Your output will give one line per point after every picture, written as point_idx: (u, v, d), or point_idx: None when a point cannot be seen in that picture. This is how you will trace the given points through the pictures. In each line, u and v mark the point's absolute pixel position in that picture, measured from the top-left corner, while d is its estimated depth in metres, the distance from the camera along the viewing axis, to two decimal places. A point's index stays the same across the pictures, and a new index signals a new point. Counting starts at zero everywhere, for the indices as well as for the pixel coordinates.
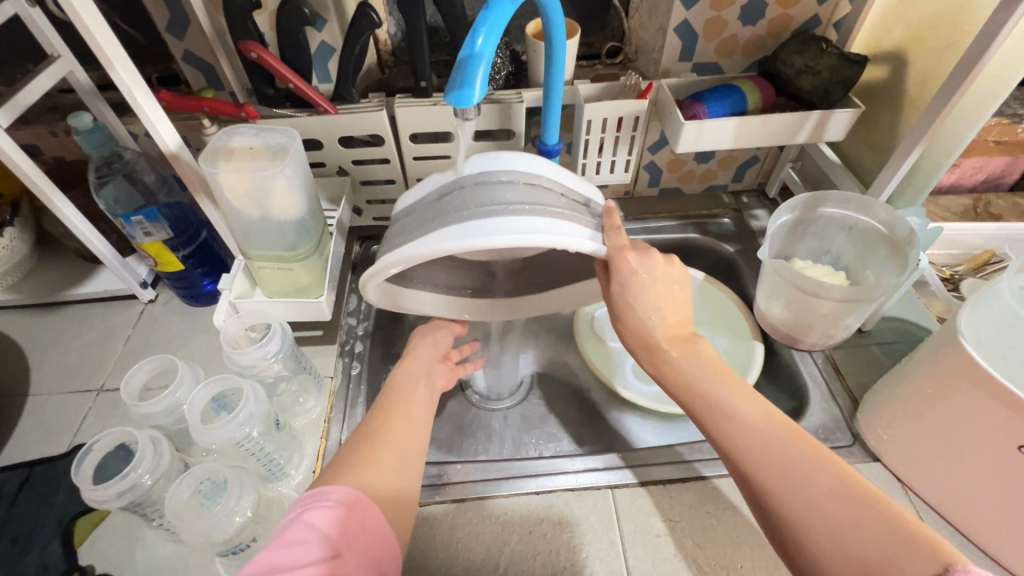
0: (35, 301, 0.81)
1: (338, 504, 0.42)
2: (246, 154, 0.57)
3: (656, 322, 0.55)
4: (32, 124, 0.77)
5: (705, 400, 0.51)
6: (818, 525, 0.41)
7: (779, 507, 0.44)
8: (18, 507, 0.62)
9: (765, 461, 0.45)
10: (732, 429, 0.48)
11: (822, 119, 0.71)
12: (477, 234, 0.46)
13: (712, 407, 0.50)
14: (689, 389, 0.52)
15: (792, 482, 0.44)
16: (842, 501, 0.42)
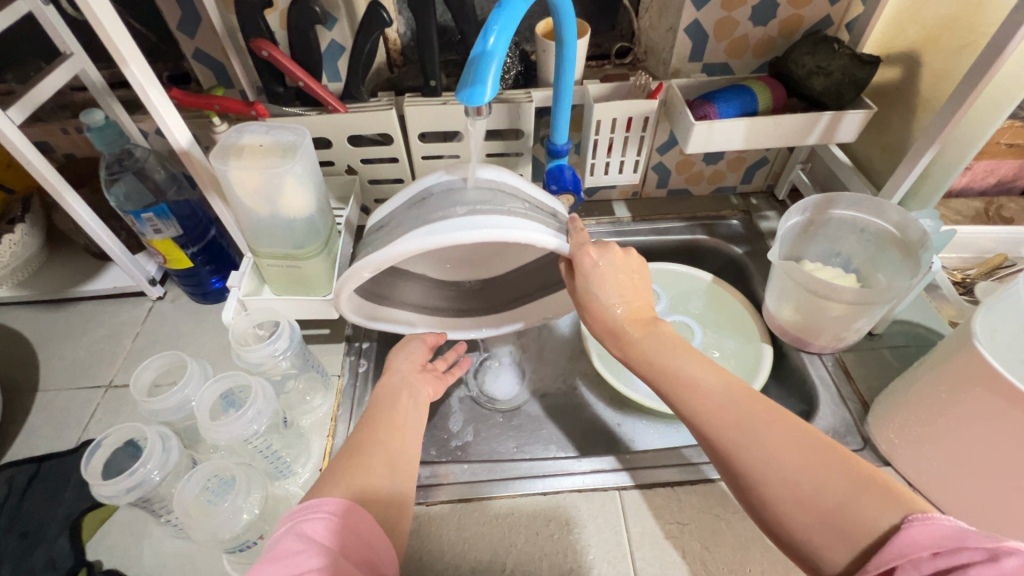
0: (45, 297, 0.82)
1: (329, 514, 0.41)
2: (257, 152, 0.57)
3: (618, 308, 0.55)
4: (44, 121, 0.77)
5: (666, 371, 0.51)
6: (779, 474, 0.42)
7: (740, 463, 0.44)
8: (26, 503, 0.62)
9: (724, 420, 0.46)
10: (693, 393, 0.49)
11: (833, 120, 0.70)
12: (445, 230, 0.48)
13: (672, 374, 0.51)
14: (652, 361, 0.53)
15: (751, 435, 0.44)
16: (801, 451, 0.42)
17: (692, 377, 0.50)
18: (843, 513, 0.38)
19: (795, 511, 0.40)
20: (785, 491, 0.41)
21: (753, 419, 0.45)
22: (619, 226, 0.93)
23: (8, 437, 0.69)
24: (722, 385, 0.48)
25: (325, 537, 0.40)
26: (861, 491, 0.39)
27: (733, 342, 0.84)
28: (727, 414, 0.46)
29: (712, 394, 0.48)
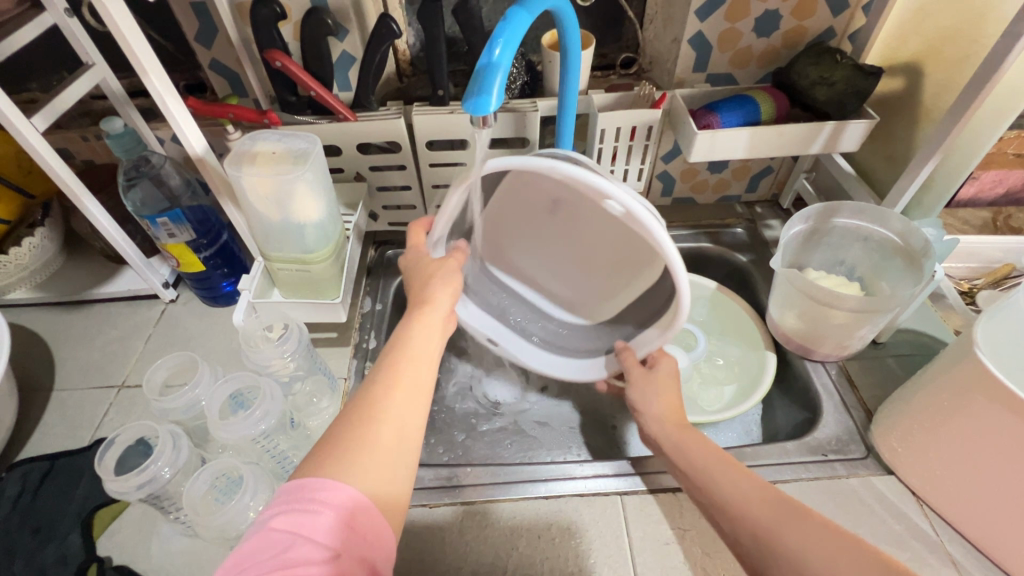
0: (62, 299, 0.84)
1: (331, 505, 0.37)
2: (269, 158, 0.59)
3: (660, 412, 0.59)
4: (65, 129, 0.80)
5: (704, 471, 0.51)
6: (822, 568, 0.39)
7: (773, 553, 0.42)
8: (39, 498, 0.64)
9: (764, 513, 0.45)
10: (731, 488, 0.48)
11: (836, 130, 0.71)
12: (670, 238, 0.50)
13: (709, 477, 0.50)
14: (691, 463, 0.53)
15: (790, 528, 0.43)
16: (842, 549, 0.40)
17: (730, 474, 0.49)
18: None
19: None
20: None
21: (793, 513, 0.44)
22: None
23: (24, 434, 0.70)
24: (759, 484, 0.47)
25: (327, 532, 0.36)
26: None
27: (737, 349, 0.85)
28: (767, 507, 0.45)
29: (750, 489, 0.47)
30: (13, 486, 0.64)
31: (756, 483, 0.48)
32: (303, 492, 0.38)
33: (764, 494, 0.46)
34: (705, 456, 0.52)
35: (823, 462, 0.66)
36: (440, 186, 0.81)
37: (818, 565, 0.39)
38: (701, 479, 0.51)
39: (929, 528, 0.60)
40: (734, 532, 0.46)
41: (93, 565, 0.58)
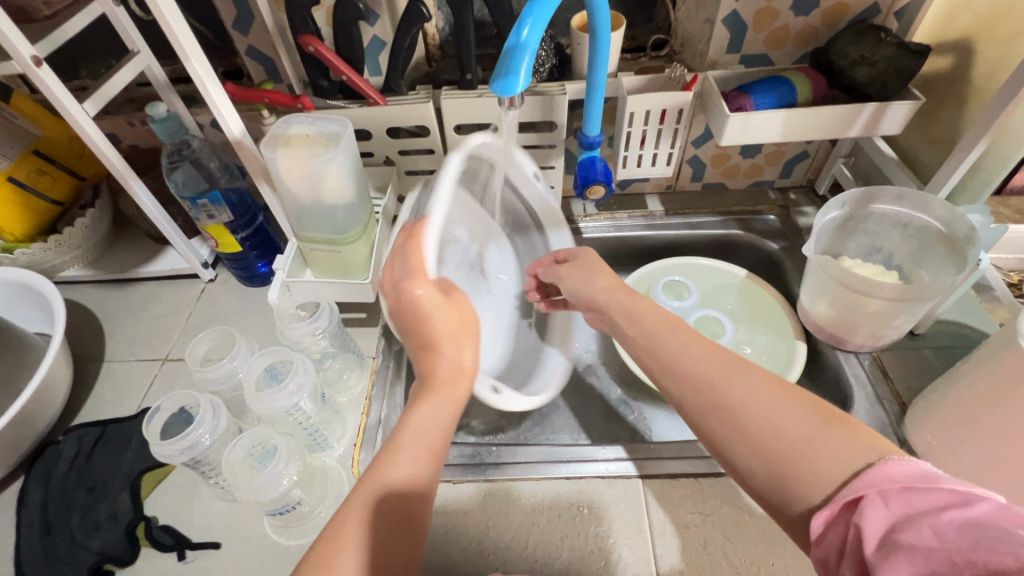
0: (111, 277, 0.89)
1: None
2: (302, 141, 0.60)
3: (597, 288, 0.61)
4: (112, 114, 0.84)
5: (653, 334, 0.53)
6: (754, 419, 0.42)
7: (726, 414, 0.43)
8: (92, 459, 0.68)
9: (712, 371, 0.46)
10: (680, 349, 0.49)
11: (877, 111, 0.68)
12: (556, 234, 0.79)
13: (660, 344, 0.51)
14: (641, 330, 0.54)
15: (732, 379, 0.45)
16: (791, 411, 0.41)
17: (677, 338, 0.50)
18: (813, 444, 0.39)
19: (759, 460, 0.41)
20: (762, 424, 0.41)
21: (735, 368, 0.46)
22: (650, 219, 0.94)
23: (78, 402, 0.75)
24: (709, 347, 0.48)
25: None
26: (832, 428, 0.39)
27: (765, 337, 0.83)
28: (710, 365, 0.47)
29: (696, 350, 0.49)
30: (70, 447, 0.69)
31: (700, 343, 0.49)
32: None
33: (708, 354, 0.48)
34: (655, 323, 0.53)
35: None
36: None
37: (750, 413, 0.42)
38: (650, 345, 0.52)
39: None
40: (673, 389, 0.48)
41: (141, 524, 0.62)
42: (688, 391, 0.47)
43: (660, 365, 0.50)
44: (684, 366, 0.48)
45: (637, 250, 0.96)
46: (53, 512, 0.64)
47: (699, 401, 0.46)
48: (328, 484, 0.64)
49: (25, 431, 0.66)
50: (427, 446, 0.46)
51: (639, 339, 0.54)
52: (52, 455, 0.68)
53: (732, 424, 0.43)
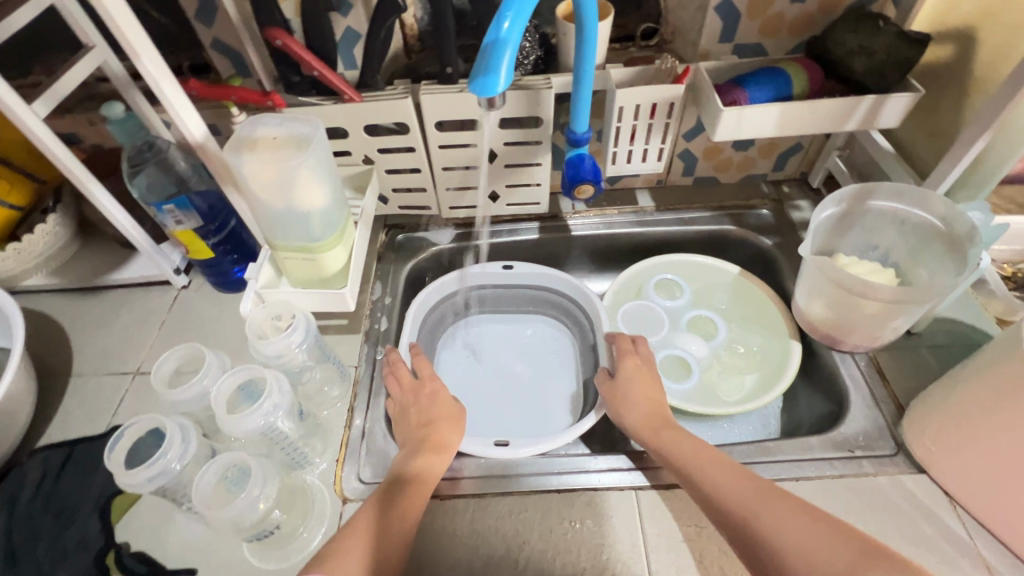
0: (78, 286, 0.85)
1: None
2: (270, 144, 0.56)
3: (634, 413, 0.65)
4: (72, 113, 0.79)
5: (689, 460, 0.57)
6: (785, 541, 0.46)
7: (770, 547, 0.47)
8: (59, 483, 0.65)
9: (750, 501, 0.50)
10: (718, 476, 0.54)
11: (876, 104, 0.65)
12: (560, 281, 0.86)
13: (697, 474, 0.55)
14: (676, 457, 0.58)
15: (768, 508, 0.49)
16: (830, 541, 0.45)
17: (712, 467, 0.55)
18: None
19: None
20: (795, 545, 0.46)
21: (770, 499, 0.50)
22: (641, 215, 0.92)
23: (43, 420, 0.72)
24: (744, 478, 0.53)
25: None
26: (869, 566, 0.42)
27: (761, 339, 0.82)
28: (744, 492, 0.51)
29: (733, 478, 0.53)
30: (35, 470, 0.65)
31: (738, 473, 0.53)
32: None
33: (744, 484, 0.52)
34: (689, 450, 0.57)
35: (849, 458, 0.63)
36: (451, 168, 0.80)
37: (790, 547, 0.46)
38: (688, 474, 0.56)
39: (963, 532, 0.57)
40: (719, 521, 0.52)
41: (111, 552, 0.59)
42: (734, 524, 0.50)
43: (704, 495, 0.54)
44: (722, 495, 0.52)
45: (627, 248, 0.94)
46: (18, 541, 0.60)
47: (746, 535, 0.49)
48: (310, 504, 0.61)
49: None
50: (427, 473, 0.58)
51: (677, 466, 0.57)
52: (16, 479, 0.65)
53: (766, 549, 0.47)
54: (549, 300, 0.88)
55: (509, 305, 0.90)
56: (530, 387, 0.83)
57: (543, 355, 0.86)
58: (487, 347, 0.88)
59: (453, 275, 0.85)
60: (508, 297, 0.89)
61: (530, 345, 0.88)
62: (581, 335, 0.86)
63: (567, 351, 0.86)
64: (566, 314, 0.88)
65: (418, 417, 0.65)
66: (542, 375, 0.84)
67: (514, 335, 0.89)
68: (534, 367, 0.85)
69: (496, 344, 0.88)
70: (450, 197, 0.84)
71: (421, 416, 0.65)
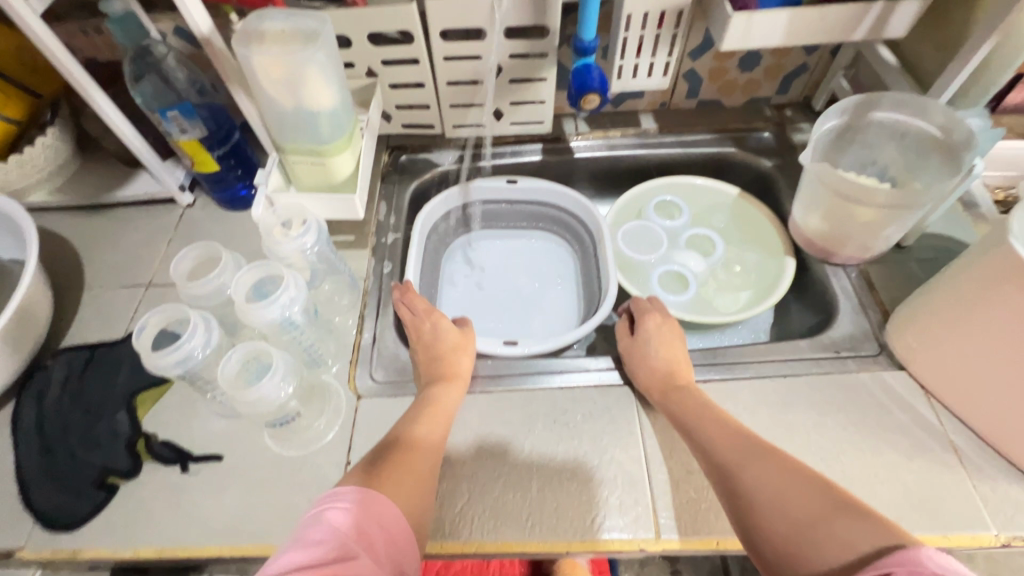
0: (82, 203, 0.85)
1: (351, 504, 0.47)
2: (277, 37, 0.55)
3: (658, 360, 0.66)
4: (63, 20, 0.76)
5: (688, 412, 0.60)
6: (767, 497, 0.50)
7: (751, 499, 0.51)
8: (84, 383, 0.67)
9: (739, 456, 0.54)
10: (713, 433, 0.57)
11: (885, 11, 0.65)
12: (564, 195, 0.87)
13: (692, 426, 0.58)
14: (675, 407, 0.61)
15: (755, 465, 0.53)
16: (807, 496, 0.49)
17: (708, 422, 0.58)
18: (826, 529, 0.45)
19: (773, 541, 0.48)
20: (775, 498, 0.50)
21: (760, 457, 0.53)
22: (644, 138, 0.92)
23: (62, 328, 0.74)
24: (736, 434, 0.56)
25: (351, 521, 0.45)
26: (840, 516, 0.46)
27: (756, 256, 0.84)
28: (736, 450, 0.55)
29: (726, 436, 0.56)
30: (60, 371, 0.68)
31: (734, 432, 0.56)
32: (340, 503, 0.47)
33: (735, 441, 0.55)
34: (691, 401, 0.61)
35: (835, 358, 0.67)
36: (455, 83, 0.79)
37: (768, 500, 0.50)
38: (684, 425, 0.59)
39: (935, 420, 0.62)
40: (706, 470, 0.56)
41: (140, 440, 0.62)
42: (720, 475, 0.54)
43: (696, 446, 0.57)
44: (716, 447, 0.56)
45: (629, 172, 0.94)
46: (50, 433, 0.64)
47: (729, 486, 0.53)
48: (327, 398, 0.65)
49: (11, 355, 0.64)
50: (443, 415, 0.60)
51: (673, 416, 0.60)
52: (41, 380, 0.67)
53: (747, 501, 0.51)
54: (553, 215, 0.90)
55: (511, 221, 0.92)
56: (531, 299, 0.86)
57: (545, 269, 0.89)
58: (490, 262, 0.90)
59: (457, 189, 0.86)
60: (510, 213, 0.91)
61: (532, 261, 0.90)
62: (582, 252, 0.88)
63: (567, 267, 0.89)
64: (567, 229, 0.90)
65: (426, 354, 0.66)
66: (543, 288, 0.88)
67: (516, 251, 0.91)
68: (535, 281, 0.88)
69: (499, 260, 0.90)
70: (454, 115, 0.84)
71: (428, 354, 0.66)
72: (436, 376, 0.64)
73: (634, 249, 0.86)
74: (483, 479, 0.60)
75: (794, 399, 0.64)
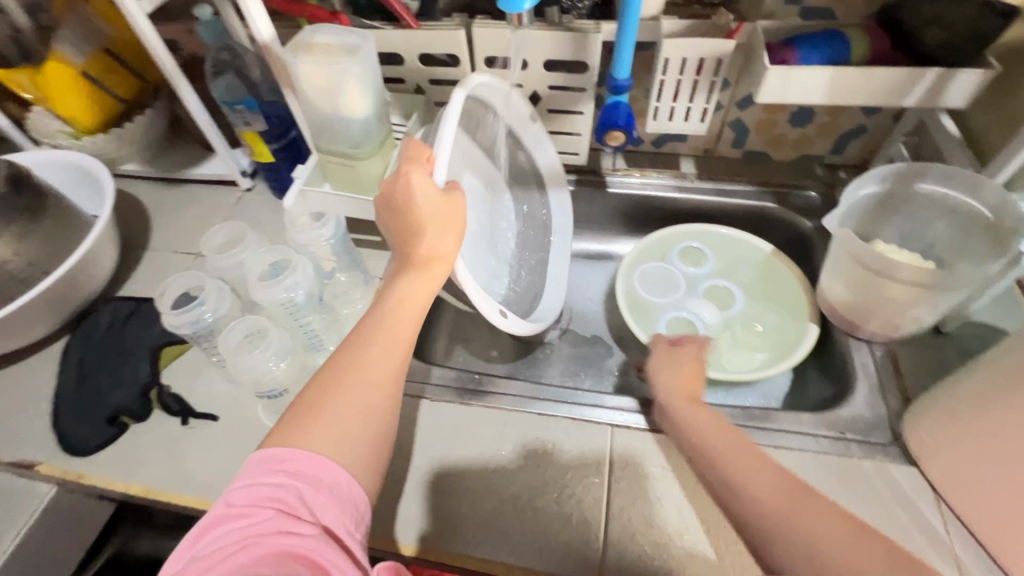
0: (162, 176, 0.97)
1: (297, 476, 0.40)
2: (323, 49, 0.61)
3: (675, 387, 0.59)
4: (174, 20, 0.88)
5: (711, 443, 0.51)
6: (823, 555, 0.40)
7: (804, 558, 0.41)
8: (124, 330, 0.76)
9: (780, 501, 0.44)
10: (744, 469, 0.47)
11: (940, 80, 0.61)
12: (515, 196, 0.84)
13: (722, 464, 0.49)
14: (700, 439, 0.52)
15: (803, 511, 0.43)
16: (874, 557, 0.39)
17: (738, 457, 0.48)
18: None
19: None
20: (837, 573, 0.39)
21: (809, 503, 0.44)
22: (681, 182, 0.90)
23: (119, 281, 0.84)
24: (776, 473, 0.46)
25: (294, 495, 0.39)
26: None
27: (777, 315, 0.81)
28: (778, 491, 0.45)
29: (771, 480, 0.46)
30: (107, 316, 0.77)
31: (772, 469, 0.47)
32: (276, 466, 0.41)
33: (774, 483, 0.45)
34: (714, 431, 0.52)
35: (837, 439, 0.62)
36: None
37: (829, 559, 0.40)
38: (708, 457, 0.50)
39: (940, 528, 0.55)
40: (737, 514, 0.46)
41: (154, 389, 0.70)
42: (757, 523, 0.44)
43: (725, 485, 0.48)
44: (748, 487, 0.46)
45: (662, 213, 0.93)
46: (87, 369, 0.73)
47: (770, 541, 0.43)
48: None
49: (72, 296, 0.74)
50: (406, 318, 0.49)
51: (699, 448, 0.52)
52: (91, 321, 0.77)
53: (799, 560, 0.41)
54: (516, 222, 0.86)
55: None
56: None
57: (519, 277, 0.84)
58: None
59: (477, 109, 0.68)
60: None
61: None
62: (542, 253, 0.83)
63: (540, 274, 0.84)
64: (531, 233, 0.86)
65: (399, 218, 0.52)
66: None
67: None
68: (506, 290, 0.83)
69: None
70: None
71: (404, 220, 0.51)
72: (413, 250, 0.51)
73: (649, 291, 0.84)
74: (441, 488, 0.61)
75: None
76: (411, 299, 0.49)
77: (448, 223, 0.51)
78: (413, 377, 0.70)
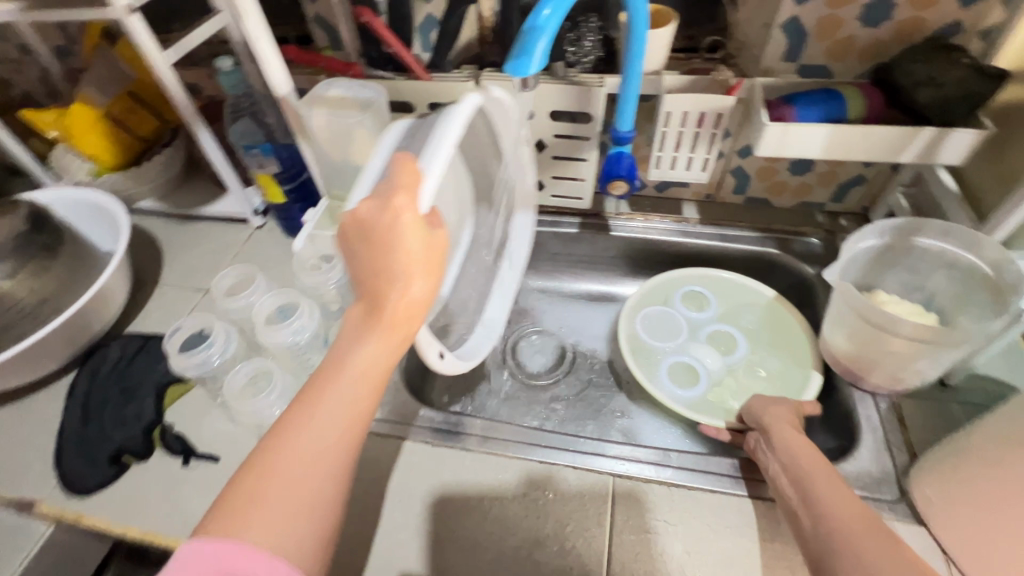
0: (176, 213, 0.99)
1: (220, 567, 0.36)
2: (337, 104, 0.64)
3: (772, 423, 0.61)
4: (196, 66, 0.92)
5: (803, 467, 0.53)
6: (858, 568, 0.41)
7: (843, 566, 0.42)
8: (130, 366, 0.77)
9: (850, 519, 0.45)
10: (825, 492, 0.49)
11: (935, 139, 0.63)
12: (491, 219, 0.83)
13: (806, 482, 0.51)
14: (790, 462, 0.55)
15: (860, 532, 0.44)
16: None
17: (826, 484, 0.50)
18: None
19: None
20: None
21: (872, 531, 0.44)
22: (684, 227, 0.92)
23: (129, 317, 0.85)
24: (858, 505, 0.47)
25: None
26: None
27: (779, 361, 0.81)
28: (848, 516, 0.46)
29: (842, 501, 0.48)
30: (115, 352, 0.79)
31: (854, 500, 0.48)
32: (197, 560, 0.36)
33: (853, 509, 0.46)
34: (810, 459, 0.54)
35: None
36: None
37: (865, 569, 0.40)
38: (797, 475, 0.53)
39: None
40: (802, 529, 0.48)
41: (157, 428, 0.70)
42: (819, 532, 0.46)
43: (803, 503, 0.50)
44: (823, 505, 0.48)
45: (666, 256, 0.94)
46: (92, 405, 0.73)
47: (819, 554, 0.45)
48: None
49: (83, 332, 0.75)
50: (366, 385, 0.44)
51: (789, 468, 0.54)
52: (100, 357, 0.78)
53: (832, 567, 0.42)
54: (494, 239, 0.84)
55: None
56: None
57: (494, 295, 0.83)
58: None
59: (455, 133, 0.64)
60: None
61: None
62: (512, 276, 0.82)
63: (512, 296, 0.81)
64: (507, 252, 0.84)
65: (372, 263, 0.45)
66: None
67: None
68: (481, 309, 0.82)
69: None
70: None
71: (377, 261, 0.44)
72: (378, 298, 0.45)
73: (651, 336, 0.84)
74: (439, 537, 0.60)
75: (784, 531, 0.59)
76: (371, 366, 0.44)
77: (422, 268, 0.45)
78: (413, 420, 0.70)
